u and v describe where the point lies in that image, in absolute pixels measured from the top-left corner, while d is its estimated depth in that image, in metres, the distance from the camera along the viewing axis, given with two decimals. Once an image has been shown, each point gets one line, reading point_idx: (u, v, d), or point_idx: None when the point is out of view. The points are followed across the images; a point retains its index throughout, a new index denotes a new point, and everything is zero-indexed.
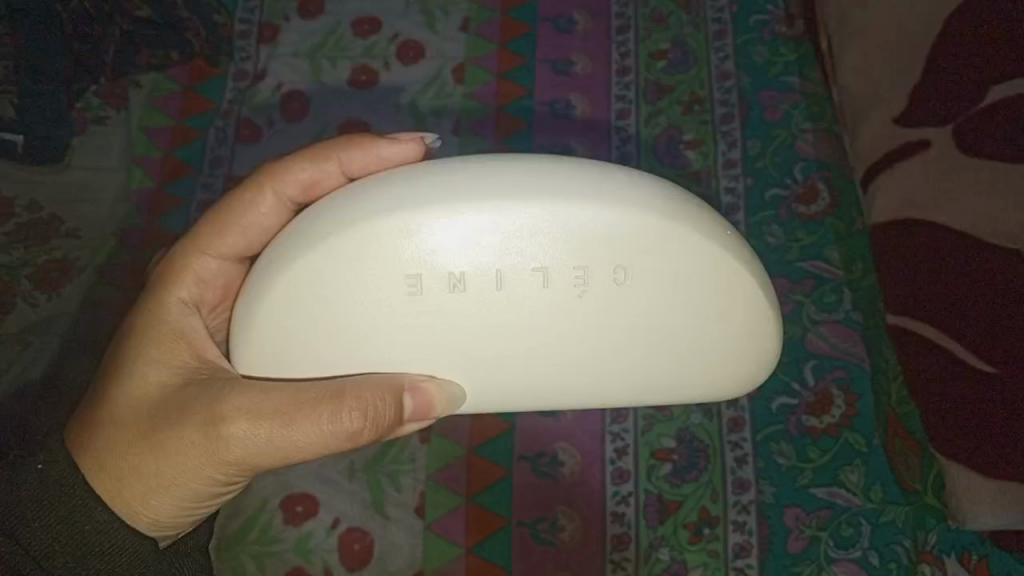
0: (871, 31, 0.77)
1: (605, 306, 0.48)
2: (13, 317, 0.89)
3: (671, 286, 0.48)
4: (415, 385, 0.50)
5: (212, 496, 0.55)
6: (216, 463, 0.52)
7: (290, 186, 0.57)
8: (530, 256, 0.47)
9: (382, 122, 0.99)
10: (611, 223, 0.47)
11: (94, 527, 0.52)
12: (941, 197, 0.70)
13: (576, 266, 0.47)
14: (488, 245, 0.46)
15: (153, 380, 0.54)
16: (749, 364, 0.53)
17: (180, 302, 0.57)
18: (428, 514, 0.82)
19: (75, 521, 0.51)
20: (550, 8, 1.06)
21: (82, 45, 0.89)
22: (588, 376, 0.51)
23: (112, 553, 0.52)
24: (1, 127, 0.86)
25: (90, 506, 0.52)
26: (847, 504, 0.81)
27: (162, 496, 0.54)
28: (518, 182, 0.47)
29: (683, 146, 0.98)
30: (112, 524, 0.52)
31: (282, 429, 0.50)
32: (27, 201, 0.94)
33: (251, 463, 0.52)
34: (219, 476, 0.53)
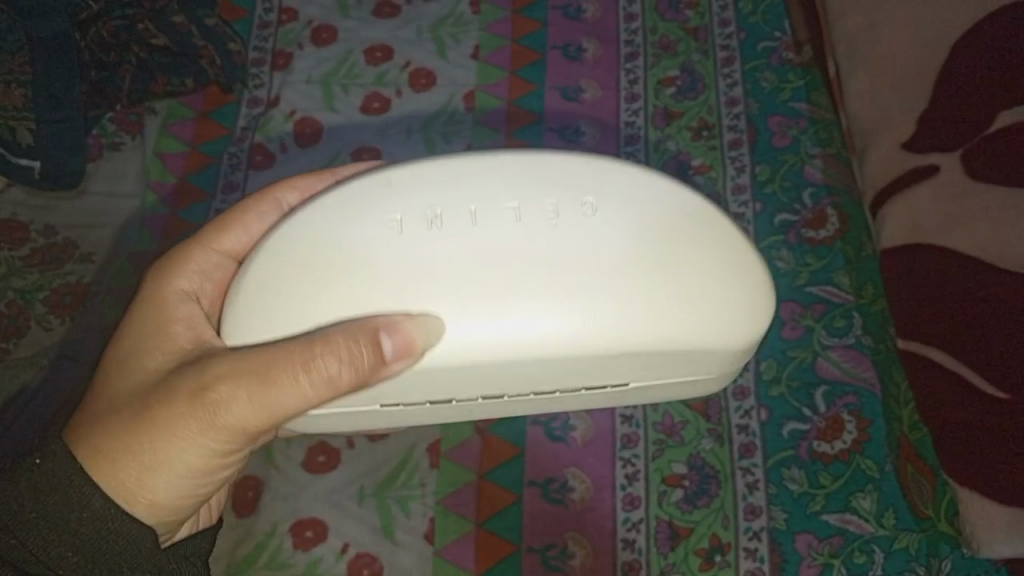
0: (882, 57, 0.77)
1: (575, 235, 0.51)
2: (27, 340, 0.90)
3: (634, 220, 0.52)
4: (391, 326, 0.48)
5: (208, 470, 0.56)
6: (207, 431, 0.53)
7: (290, 193, 0.64)
8: (504, 199, 0.52)
9: (394, 148, 1.00)
10: (581, 168, 0.54)
11: (93, 518, 0.52)
12: (953, 223, 0.70)
13: (544, 202, 0.52)
14: (465, 195, 0.52)
15: (152, 367, 0.55)
16: (728, 298, 0.52)
17: (181, 292, 0.59)
18: (438, 540, 0.82)
19: (74, 516, 0.52)
20: (560, 36, 1.07)
21: (98, 71, 0.98)
22: (576, 325, 0.50)
23: (108, 541, 0.53)
24: (19, 153, 0.92)
25: (89, 496, 0.53)
26: (860, 531, 0.80)
27: (157, 475, 0.54)
28: (496, 157, 0.54)
29: (692, 171, 0.98)
30: (108, 510, 0.53)
31: (265, 388, 0.50)
32: (43, 226, 0.95)
33: (240, 426, 0.53)
34: (212, 446, 0.54)
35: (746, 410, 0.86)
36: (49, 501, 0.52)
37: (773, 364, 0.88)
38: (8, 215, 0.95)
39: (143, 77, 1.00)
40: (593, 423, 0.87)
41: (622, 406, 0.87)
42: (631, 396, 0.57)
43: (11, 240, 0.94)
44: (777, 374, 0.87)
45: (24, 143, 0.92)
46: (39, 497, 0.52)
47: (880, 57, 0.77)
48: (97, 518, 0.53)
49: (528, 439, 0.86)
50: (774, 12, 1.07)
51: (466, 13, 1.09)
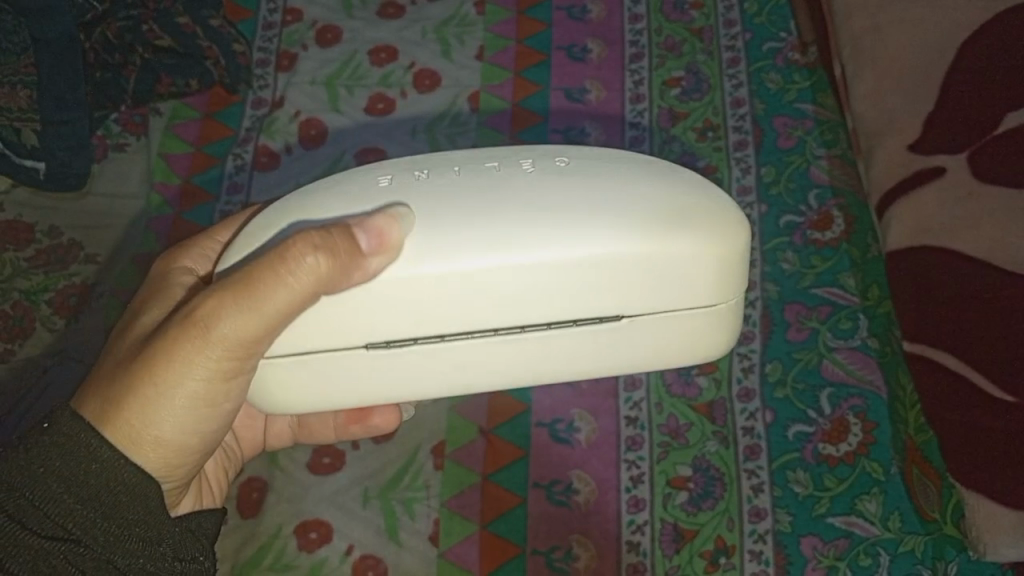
0: (886, 60, 0.77)
1: (561, 179, 0.46)
2: (32, 341, 0.90)
3: (620, 164, 0.48)
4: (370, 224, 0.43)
5: (216, 404, 0.49)
6: (202, 354, 0.46)
7: None
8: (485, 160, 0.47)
9: (398, 149, 1.00)
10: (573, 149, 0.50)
11: (105, 470, 0.46)
12: (958, 225, 0.70)
13: (526, 159, 0.47)
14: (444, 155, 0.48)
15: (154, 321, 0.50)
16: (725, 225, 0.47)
17: (186, 269, 0.56)
18: (442, 543, 0.82)
19: (85, 466, 0.46)
20: (564, 37, 1.07)
21: (102, 72, 0.98)
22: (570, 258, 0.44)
23: (122, 501, 0.46)
24: (23, 154, 0.92)
25: (95, 447, 0.46)
26: (865, 534, 0.80)
27: (158, 411, 0.47)
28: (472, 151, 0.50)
29: (697, 172, 0.98)
30: (119, 461, 0.47)
31: (250, 296, 0.44)
32: (48, 227, 0.95)
33: (239, 345, 0.46)
34: (212, 374, 0.47)
35: (750, 412, 0.86)
36: (61, 450, 0.45)
37: (777, 366, 0.88)
38: (14, 216, 0.95)
39: (148, 78, 1.00)
40: (597, 425, 0.87)
41: (627, 408, 0.87)
42: (671, 349, 0.49)
43: (16, 240, 0.94)
44: (782, 376, 0.87)
45: (28, 144, 0.92)
46: (49, 452, 0.45)
47: (885, 59, 0.77)
48: (108, 470, 0.46)
49: (533, 441, 0.86)
50: (779, 13, 1.07)
51: (471, 14, 1.09)
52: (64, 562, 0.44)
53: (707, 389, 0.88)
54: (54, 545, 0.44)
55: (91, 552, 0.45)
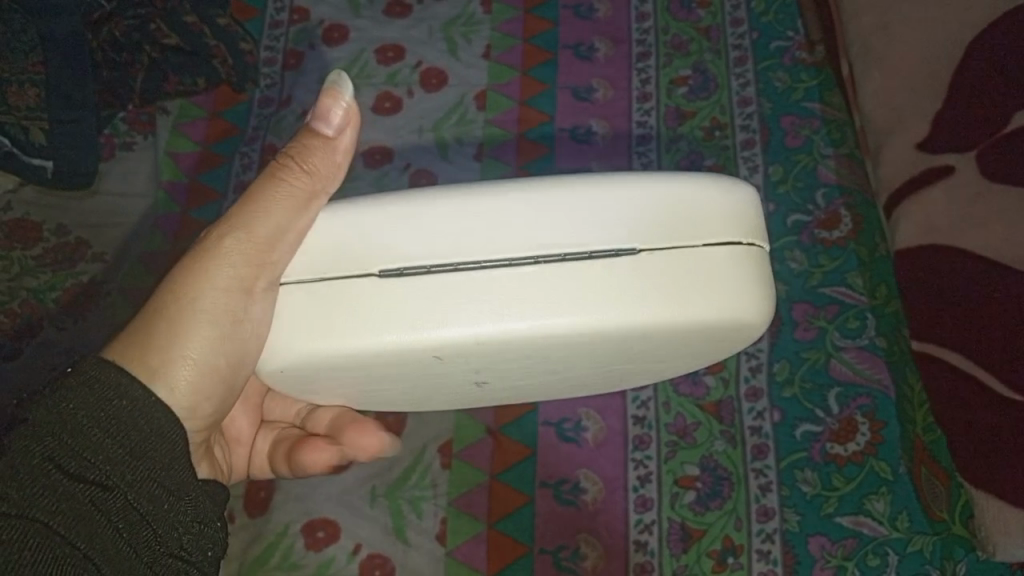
0: (896, 59, 0.76)
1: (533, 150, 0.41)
2: (40, 340, 0.90)
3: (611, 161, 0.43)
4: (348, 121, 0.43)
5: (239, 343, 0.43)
6: (219, 269, 0.42)
7: None
8: None
9: (404, 150, 1.01)
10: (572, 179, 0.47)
11: (131, 407, 0.39)
12: (967, 223, 0.70)
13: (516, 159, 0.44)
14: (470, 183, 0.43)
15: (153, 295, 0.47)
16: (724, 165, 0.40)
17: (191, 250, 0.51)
18: (450, 542, 0.82)
19: (108, 400, 0.38)
20: (571, 36, 1.07)
21: (110, 71, 0.94)
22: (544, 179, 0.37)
23: (156, 446, 0.39)
24: (31, 153, 0.90)
25: (125, 384, 0.39)
26: (873, 533, 0.80)
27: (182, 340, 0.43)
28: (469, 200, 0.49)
29: (704, 170, 0.98)
30: (148, 399, 0.40)
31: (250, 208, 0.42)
32: (56, 226, 0.95)
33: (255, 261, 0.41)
34: (220, 308, 0.42)
35: (758, 412, 0.86)
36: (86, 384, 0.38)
37: (785, 366, 0.87)
38: (20, 214, 0.95)
39: (155, 78, 0.98)
40: (605, 424, 0.86)
41: (634, 408, 0.87)
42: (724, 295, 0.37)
43: (24, 239, 0.94)
44: (790, 376, 0.87)
45: (36, 142, 0.89)
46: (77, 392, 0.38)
47: (894, 58, 0.76)
48: (137, 408, 0.39)
49: (541, 439, 0.86)
50: (786, 11, 1.06)
51: (478, 13, 1.09)
52: (92, 506, 0.36)
53: (715, 388, 0.87)
54: (79, 488, 0.36)
55: (121, 499, 0.37)
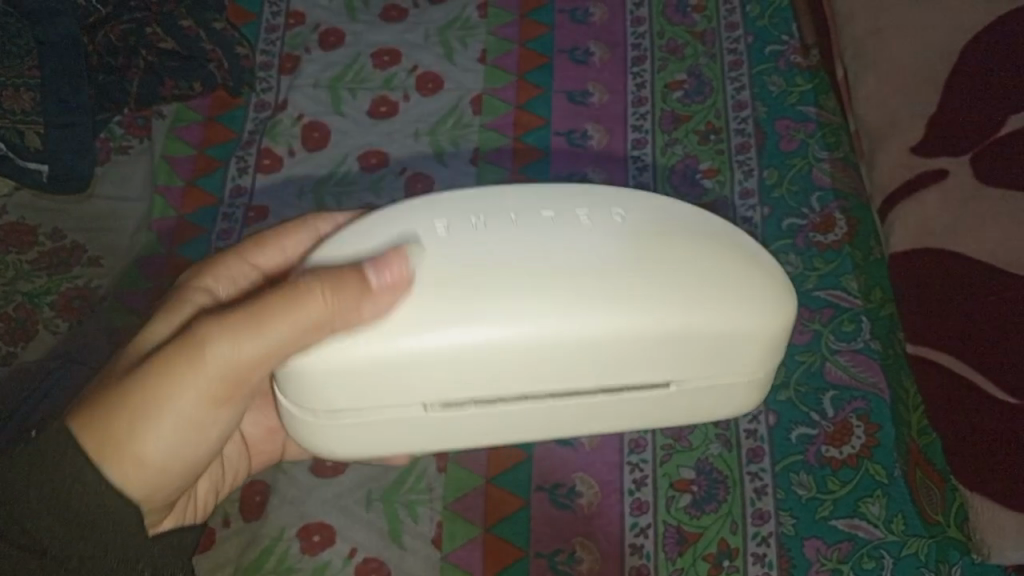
0: (887, 63, 0.77)
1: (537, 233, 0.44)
2: (35, 343, 0.90)
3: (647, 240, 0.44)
4: (379, 265, 0.42)
5: (210, 419, 0.47)
6: (210, 368, 0.45)
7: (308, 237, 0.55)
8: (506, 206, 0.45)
9: (400, 153, 1.01)
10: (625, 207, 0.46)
11: (83, 488, 0.43)
12: (961, 227, 0.70)
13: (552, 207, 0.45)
14: (503, 202, 0.45)
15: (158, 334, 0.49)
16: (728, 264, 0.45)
17: (203, 287, 0.53)
18: (446, 546, 0.81)
19: (65, 477, 0.43)
20: (567, 40, 1.07)
21: (105, 74, 0.97)
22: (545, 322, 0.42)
23: (99, 527, 0.43)
24: (27, 157, 0.89)
25: (80, 468, 0.43)
26: (869, 536, 0.80)
27: (152, 430, 0.45)
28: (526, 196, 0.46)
29: (700, 175, 0.98)
30: (102, 488, 0.44)
31: (256, 325, 0.43)
32: (51, 229, 0.95)
33: (233, 365, 0.45)
34: (204, 401, 0.46)
35: (754, 415, 0.86)
36: (43, 457, 0.43)
37: (781, 369, 0.88)
38: (15, 218, 0.95)
39: (152, 81, 1.00)
40: (600, 428, 0.86)
41: None
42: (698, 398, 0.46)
43: (19, 243, 0.94)
44: (785, 379, 0.87)
45: (32, 147, 0.89)
46: (31, 471, 0.42)
47: (888, 61, 0.77)
48: (86, 491, 0.43)
49: (536, 443, 0.86)
50: (781, 16, 1.07)
51: (473, 17, 1.09)
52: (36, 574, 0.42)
53: None
54: (29, 559, 0.42)
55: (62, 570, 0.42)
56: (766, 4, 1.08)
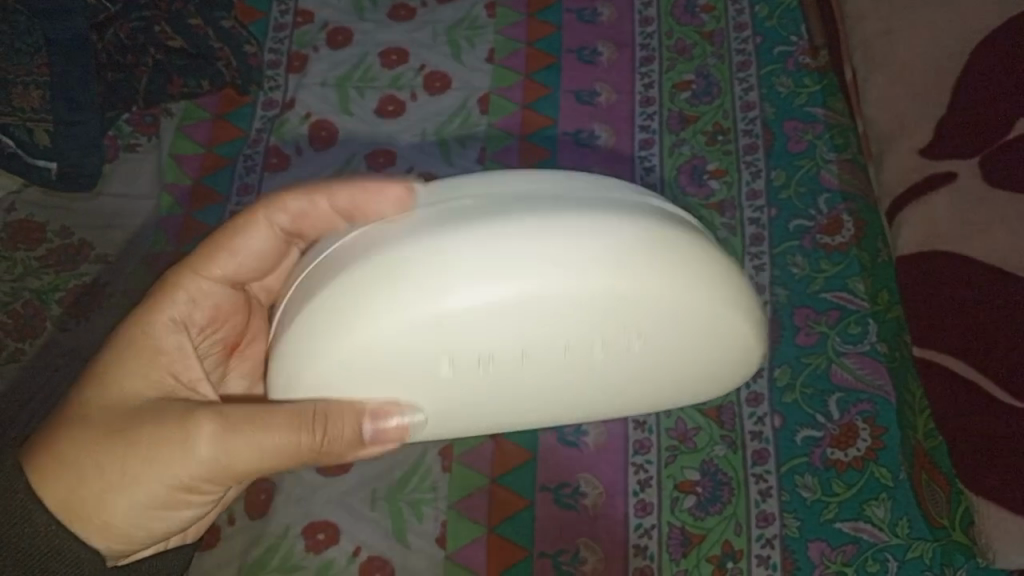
0: (896, 65, 0.76)
1: (572, 357, 0.41)
2: (43, 340, 0.90)
3: (664, 353, 0.43)
4: (380, 411, 0.43)
5: (177, 508, 0.46)
6: (191, 462, 0.44)
7: (283, 214, 0.50)
8: (540, 319, 0.40)
9: (407, 153, 1.01)
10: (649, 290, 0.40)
11: (25, 525, 0.44)
12: (968, 231, 0.70)
13: (587, 322, 0.40)
14: (533, 305, 0.39)
15: (129, 390, 0.46)
16: (715, 368, 0.46)
17: (173, 322, 0.49)
18: (450, 545, 0.82)
19: (14, 508, 0.44)
20: (575, 40, 1.07)
21: (114, 72, 0.96)
22: (544, 410, 0.46)
23: (50, 558, 0.44)
24: (36, 154, 0.90)
25: (31, 509, 0.44)
26: (873, 539, 0.80)
27: (120, 494, 0.44)
28: (551, 247, 0.39)
29: (707, 176, 0.98)
30: (50, 528, 0.44)
31: (254, 431, 0.44)
32: (59, 226, 0.95)
33: (210, 466, 0.44)
34: (177, 486, 0.45)
35: (759, 416, 0.86)
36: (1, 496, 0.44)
37: (786, 371, 0.87)
38: (25, 215, 0.96)
39: (159, 79, 0.99)
40: (605, 428, 0.86)
41: None
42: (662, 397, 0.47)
43: (28, 240, 0.95)
44: (791, 380, 0.87)
45: (40, 144, 0.90)
46: None
47: (898, 64, 0.76)
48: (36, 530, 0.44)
49: (541, 443, 0.86)
50: (790, 16, 1.06)
51: (481, 16, 1.09)
52: None
53: None
54: None
55: None
56: (775, 4, 1.08)
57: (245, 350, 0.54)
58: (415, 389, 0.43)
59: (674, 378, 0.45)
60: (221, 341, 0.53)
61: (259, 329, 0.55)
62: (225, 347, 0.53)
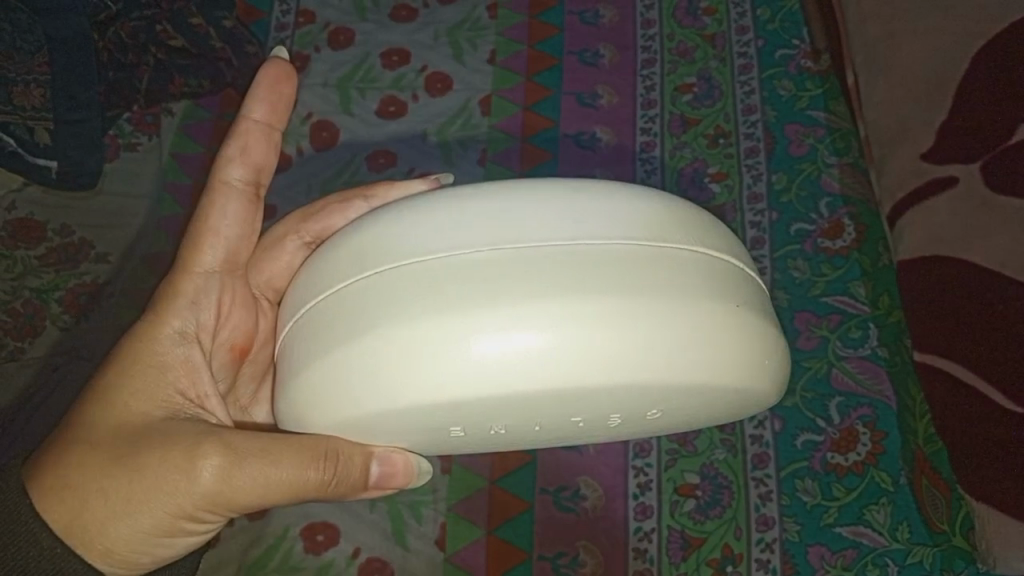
0: (899, 68, 0.76)
1: (595, 416, 0.39)
2: (42, 339, 0.90)
3: (689, 408, 0.40)
4: (388, 457, 0.44)
5: (178, 534, 0.45)
6: (198, 491, 0.43)
7: (237, 169, 0.50)
8: (568, 395, 0.36)
9: (408, 153, 1.01)
10: (691, 368, 0.37)
11: (34, 548, 0.43)
12: (969, 237, 0.70)
13: (617, 395, 0.37)
14: (561, 387, 0.36)
15: (135, 412, 0.45)
16: (735, 412, 0.44)
17: (178, 338, 0.48)
18: (449, 547, 0.82)
19: (21, 531, 0.43)
20: (577, 42, 1.07)
21: (117, 73, 0.93)
22: (552, 440, 0.43)
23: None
24: (36, 153, 0.89)
25: (38, 533, 0.43)
26: (873, 544, 0.80)
27: (125, 522, 0.43)
28: (591, 317, 0.36)
29: (707, 179, 0.98)
30: (56, 552, 0.43)
31: (263, 462, 0.42)
32: (59, 226, 0.95)
33: (217, 496, 0.43)
34: (182, 515, 0.44)
35: (759, 420, 0.85)
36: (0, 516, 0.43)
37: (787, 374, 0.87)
38: (25, 213, 0.95)
39: (161, 77, 0.98)
40: None
41: None
42: (673, 429, 0.45)
43: (27, 239, 0.95)
44: (791, 384, 0.87)
45: (41, 143, 0.89)
46: None
47: (902, 67, 0.76)
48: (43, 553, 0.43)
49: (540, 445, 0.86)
50: (792, 19, 1.06)
51: (483, 18, 1.09)
52: None
53: None
54: None
55: None
56: (777, 7, 1.08)
57: (255, 356, 0.54)
58: (425, 442, 0.42)
59: (677, 426, 0.44)
60: (228, 343, 0.52)
61: (268, 330, 0.55)
62: (234, 353, 0.53)
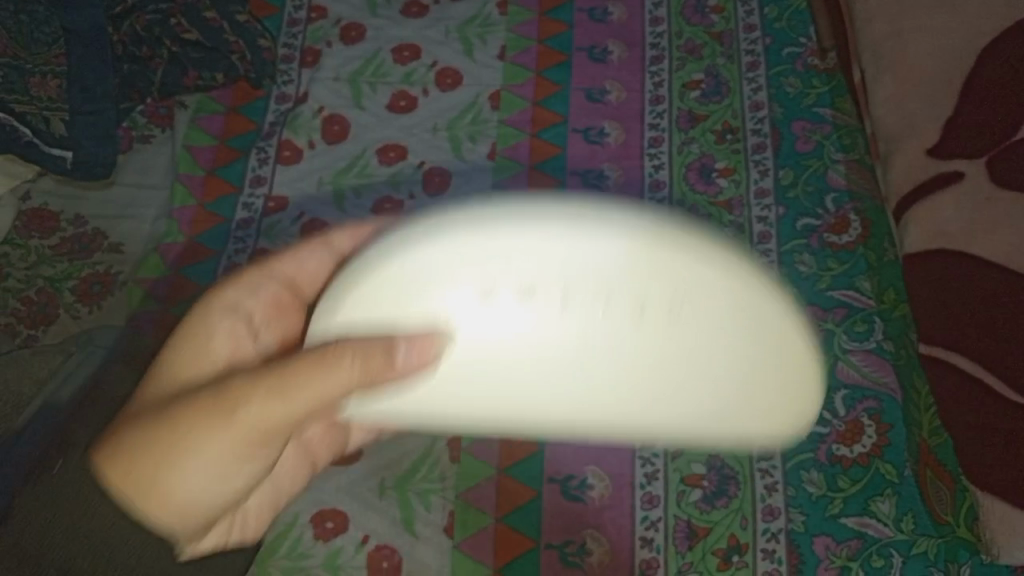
0: (907, 66, 0.77)
1: (625, 335, 0.41)
2: (56, 328, 0.91)
3: (723, 342, 0.42)
4: (415, 341, 0.41)
5: (237, 464, 0.48)
6: (242, 412, 0.46)
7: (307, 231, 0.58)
8: (577, 266, 0.41)
9: (418, 147, 1.02)
10: (679, 246, 0.41)
11: (99, 521, 0.47)
12: (977, 229, 0.70)
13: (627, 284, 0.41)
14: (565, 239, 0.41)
15: (187, 377, 0.50)
16: (796, 368, 0.44)
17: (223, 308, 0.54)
18: (457, 534, 0.82)
19: (82, 509, 0.47)
20: (586, 38, 1.08)
21: (130, 65, 0.96)
22: (622, 406, 0.43)
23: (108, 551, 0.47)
24: (51, 143, 0.90)
25: (92, 500, 0.47)
26: (878, 535, 0.81)
27: (185, 463, 0.47)
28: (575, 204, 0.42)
29: (715, 174, 0.99)
30: (109, 517, 0.47)
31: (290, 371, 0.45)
32: (73, 216, 0.96)
33: (261, 418, 0.46)
34: (235, 441, 0.47)
35: None
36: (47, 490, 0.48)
37: None
38: (39, 203, 0.97)
39: (173, 71, 0.99)
40: None
41: None
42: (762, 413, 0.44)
43: (41, 229, 0.96)
44: None
45: (56, 133, 0.90)
46: (45, 505, 0.48)
47: (908, 64, 0.77)
48: (101, 520, 0.47)
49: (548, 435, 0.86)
50: (799, 18, 1.07)
51: (493, 14, 1.10)
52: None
53: None
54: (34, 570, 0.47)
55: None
56: (784, 6, 1.09)
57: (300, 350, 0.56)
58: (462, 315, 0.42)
59: (758, 402, 0.44)
60: (275, 335, 0.55)
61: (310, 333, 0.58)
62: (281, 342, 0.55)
